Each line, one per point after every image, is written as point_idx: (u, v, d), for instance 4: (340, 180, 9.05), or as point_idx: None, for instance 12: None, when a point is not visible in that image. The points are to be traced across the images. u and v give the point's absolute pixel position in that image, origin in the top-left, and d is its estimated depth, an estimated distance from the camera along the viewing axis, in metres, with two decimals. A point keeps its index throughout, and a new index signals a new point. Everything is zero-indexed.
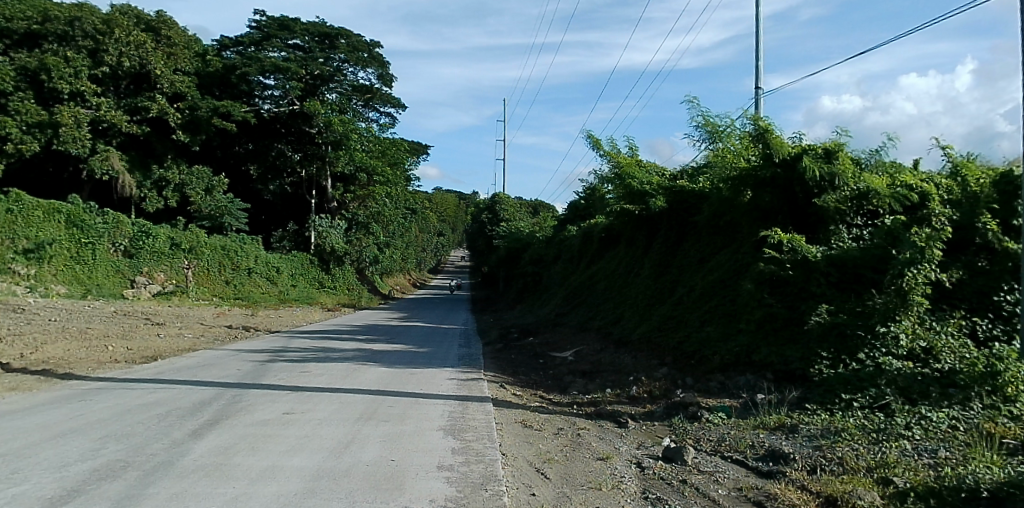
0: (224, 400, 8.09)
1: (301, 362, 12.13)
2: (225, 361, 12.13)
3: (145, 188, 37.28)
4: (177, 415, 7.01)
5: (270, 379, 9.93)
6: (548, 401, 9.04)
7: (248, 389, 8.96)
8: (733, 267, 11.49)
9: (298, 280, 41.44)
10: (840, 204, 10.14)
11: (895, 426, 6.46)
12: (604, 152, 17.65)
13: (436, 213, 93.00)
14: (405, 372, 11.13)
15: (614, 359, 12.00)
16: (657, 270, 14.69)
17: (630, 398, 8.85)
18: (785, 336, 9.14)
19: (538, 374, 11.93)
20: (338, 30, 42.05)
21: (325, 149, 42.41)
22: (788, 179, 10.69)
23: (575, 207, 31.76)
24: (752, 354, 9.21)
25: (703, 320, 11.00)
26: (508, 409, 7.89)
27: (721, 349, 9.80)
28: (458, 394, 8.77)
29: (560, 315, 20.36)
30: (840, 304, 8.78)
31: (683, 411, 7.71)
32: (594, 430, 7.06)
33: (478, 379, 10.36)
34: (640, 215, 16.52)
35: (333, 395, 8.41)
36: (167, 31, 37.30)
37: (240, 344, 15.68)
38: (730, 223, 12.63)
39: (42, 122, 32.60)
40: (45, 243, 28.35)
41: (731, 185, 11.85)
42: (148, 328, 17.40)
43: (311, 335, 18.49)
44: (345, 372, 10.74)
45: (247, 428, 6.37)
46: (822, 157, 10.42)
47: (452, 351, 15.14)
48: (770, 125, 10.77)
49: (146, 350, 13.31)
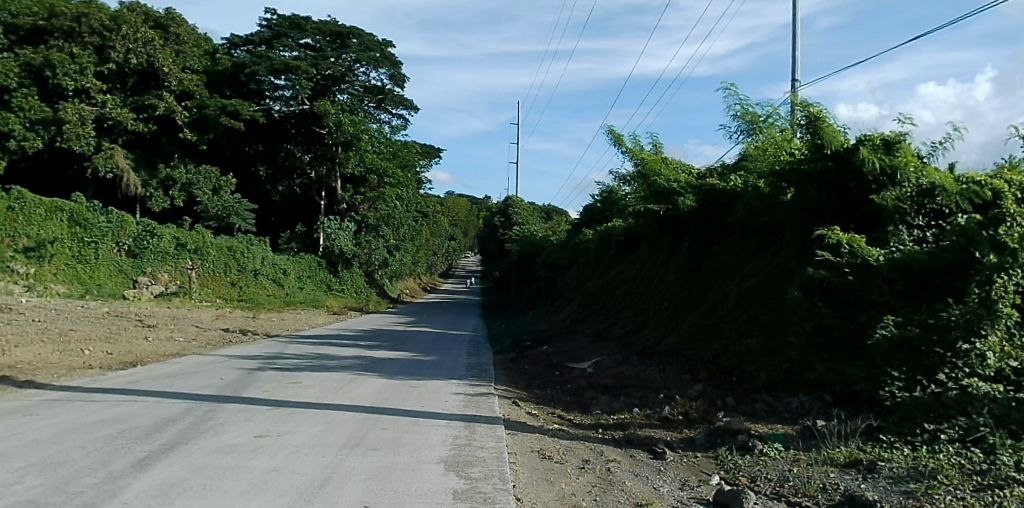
0: (193, 418, 6.94)
1: (291, 371, 10.94)
2: (210, 369, 11.07)
3: (151, 187, 36.53)
4: (129, 438, 5.87)
5: (253, 391, 8.83)
6: (568, 423, 7.83)
7: (224, 403, 7.81)
8: (774, 272, 10.29)
9: (305, 282, 40.44)
10: (901, 201, 8.91)
11: (1004, 468, 5.12)
12: (626, 149, 16.46)
13: (448, 218, 92.18)
14: (406, 384, 9.97)
15: (639, 372, 10.76)
16: (684, 274, 13.50)
17: (663, 420, 7.63)
18: (843, 352, 7.86)
19: (555, 389, 10.73)
20: (349, 29, 41.04)
21: (335, 150, 41.51)
22: (841, 173, 9.41)
23: (591, 210, 30.45)
24: (806, 371, 7.94)
25: (741, 331, 9.76)
26: (523, 433, 6.71)
27: (767, 365, 8.53)
28: (464, 413, 7.59)
29: (576, 323, 19.09)
30: (909, 316, 7.53)
31: (731, 440, 6.46)
32: (627, 463, 5.85)
33: (487, 394, 9.19)
34: (664, 215, 15.26)
35: (320, 412, 7.27)
36: (176, 28, 36.60)
37: (231, 349, 14.52)
38: (769, 224, 11.45)
39: (45, 119, 31.93)
40: (45, 242, 27.71)
41: (772, 182, 10.67)
42: (137, 331, 16.35)
43: (310, 341, 17.35)
44: (338, 384, 9.54)
45: (205, 457, 5.24)
46: (881, 148, 9.14)
47: (460, 360, 13.98)
48: (821, 112, 9.57)
49: (126, 356, 12.21)
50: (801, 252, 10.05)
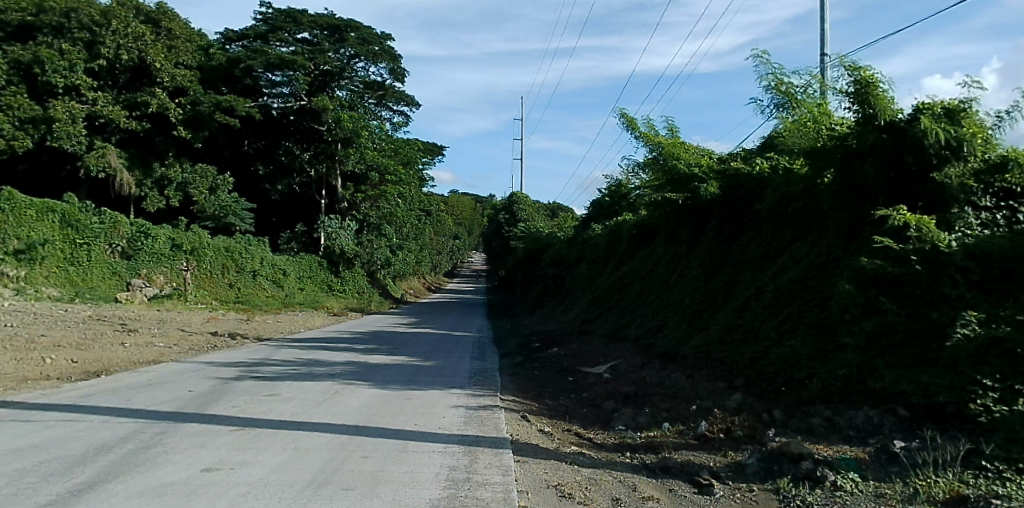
0: (134, 444, 5.74)
1: (270, 381, 9.72)
2: (183, 378, 9.91)
3: (145, 186, 35.36)
4: (42, 474, 4.70)
5: (222, 406, 7.69)
6: (588, 443, 6.62)
7: (181, 423, 6.61)
8: (816, 264, 9.07)
9: (306, 283, 39.20)
10: (967, 178, 7.65)
11: None
12: (639, 134, 15.21)
13: (452, 216, 91.30)
14: (400, 394, 8.79)
15: (664, 379, 9.52)
16: (708, 269, 12.31)
17: (701, 439, 6.41)
18: (912, 355, 6.55)
19: (569, 398, 9.50)
20: (347, 22, 39.87)
21: (335, 147, 40.29)
22: (897, 147, 8.09)
23: (599, 205, 29.16)
24: (870, 378, 6.62)
25: (783, 332, 8.49)
26: (535, 461, 5.51)
27: (820, 372, 7.21)
28: (464, 432, 6.40)
29: (587, 323, 17.85)
30: (993, 311, 6.24)
31: (793, 468, 5.22)
32: (666, 504, 4.62)
33: (492, 407, 8.01)
34: (684, 204, 13.99)
35: (291, 435, 6.11)
36: (168, 23, 35.46)
37: (213, 355, 13.38)
38: (805, 210, 10.24)
39: (35, 117, 30.90)
40: (36, 244, 26.63)
41: (810, 163, 9.40)
42: (115, 336, 15.19)
43: (303, 344, 16.19)
44: (323, 396, 8.40)
45: (126, 501, 4.08)
46: (943, 117, 7.85)
47: (463, 365, 12.74)
48: (874, 79, 8.29)
49: (92, 365, 11.03)
50: (848, 241, 8.82)
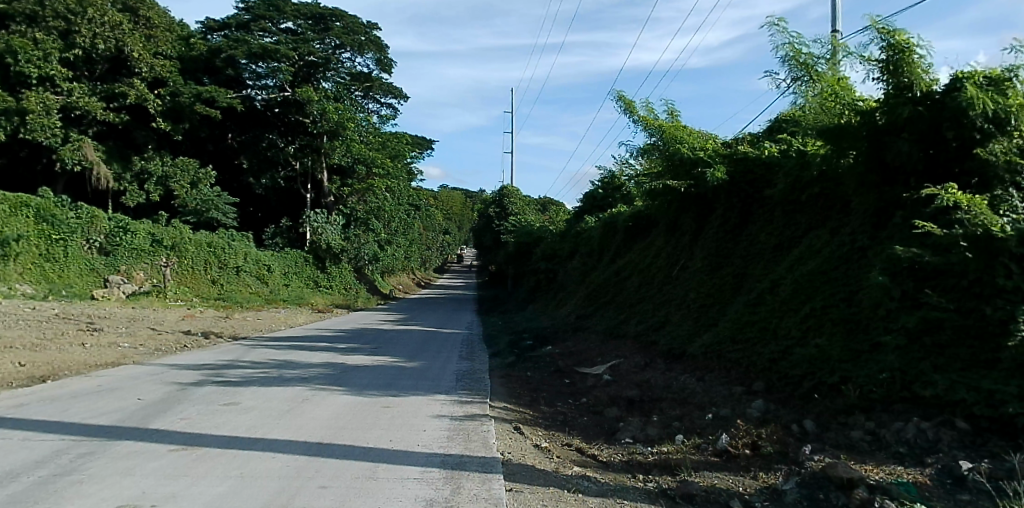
0: (46, 471, 4.74)
1: (233, 387, 8.70)
2: (139, 384, 8.92)
3: (124, 181, 34.00)
4: None
5: (171, 418, 6.70)
6: (593, 462, 5.69)
7: (114, 441, 5.62)
8: (839, 253, 8.16)
9: (291, 279, 37.93)
10: (1014, 155, 6.73)
11: None
12: (638, 118, 14.25)
13: (442, 212, 90.33)
14: (376, 402, 7.81)
15: (671, 382, 8.64)
16: (714, 260, 11.40)
17: (724, 458, 5.49)
18: (965, 357, 5.68)
19: (566, 405, 8.58)
20: (331, 10, 38.52)
21: (320, 140, 39.21)
22: (934, 120, 7.14)
23: (591, 197, 28.12)
24: (917, 384, 5.73)
25: (806, 329, 7.60)
26: (530, 492, 4.51)
27: (856, 376, 6.31)
28: (445, 452, 5.43)
29: (582, 319, 16.92)
30: None
31: (844, 498, 4.28)
32: None
33: (480, 418, 7.06)
34: (687, 193, 13.00)
35: (241, 456, 5.14)
36: (147, 12, 33.85)
37: (180, 357, 12.34)
38: (823, 196, 9.34)
39: (7, 109, 29.29)
40: (9, 240, 25.31)
41: (829, 143, 8.51)
42: (76, 336, 14.11)
43: (280, 344, 15.16)
44: (288, 404, 7.42)
45: None
46: (987, 86, 6.93)
47: (449, 366, 11.81)
48: (910, 44, 7.32)
49: (40, 368, 9.99)
50: (876, 228, 7.94)
